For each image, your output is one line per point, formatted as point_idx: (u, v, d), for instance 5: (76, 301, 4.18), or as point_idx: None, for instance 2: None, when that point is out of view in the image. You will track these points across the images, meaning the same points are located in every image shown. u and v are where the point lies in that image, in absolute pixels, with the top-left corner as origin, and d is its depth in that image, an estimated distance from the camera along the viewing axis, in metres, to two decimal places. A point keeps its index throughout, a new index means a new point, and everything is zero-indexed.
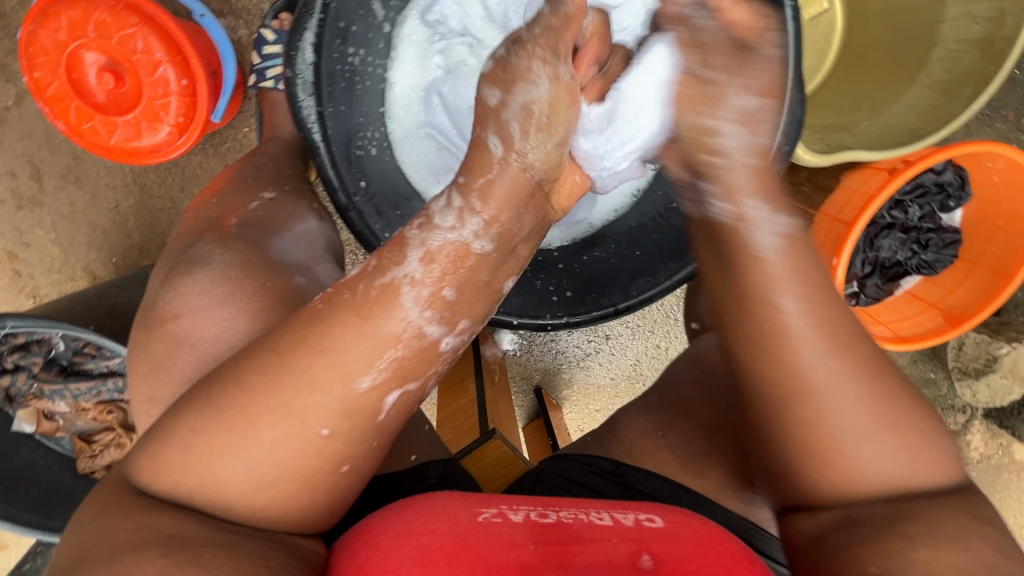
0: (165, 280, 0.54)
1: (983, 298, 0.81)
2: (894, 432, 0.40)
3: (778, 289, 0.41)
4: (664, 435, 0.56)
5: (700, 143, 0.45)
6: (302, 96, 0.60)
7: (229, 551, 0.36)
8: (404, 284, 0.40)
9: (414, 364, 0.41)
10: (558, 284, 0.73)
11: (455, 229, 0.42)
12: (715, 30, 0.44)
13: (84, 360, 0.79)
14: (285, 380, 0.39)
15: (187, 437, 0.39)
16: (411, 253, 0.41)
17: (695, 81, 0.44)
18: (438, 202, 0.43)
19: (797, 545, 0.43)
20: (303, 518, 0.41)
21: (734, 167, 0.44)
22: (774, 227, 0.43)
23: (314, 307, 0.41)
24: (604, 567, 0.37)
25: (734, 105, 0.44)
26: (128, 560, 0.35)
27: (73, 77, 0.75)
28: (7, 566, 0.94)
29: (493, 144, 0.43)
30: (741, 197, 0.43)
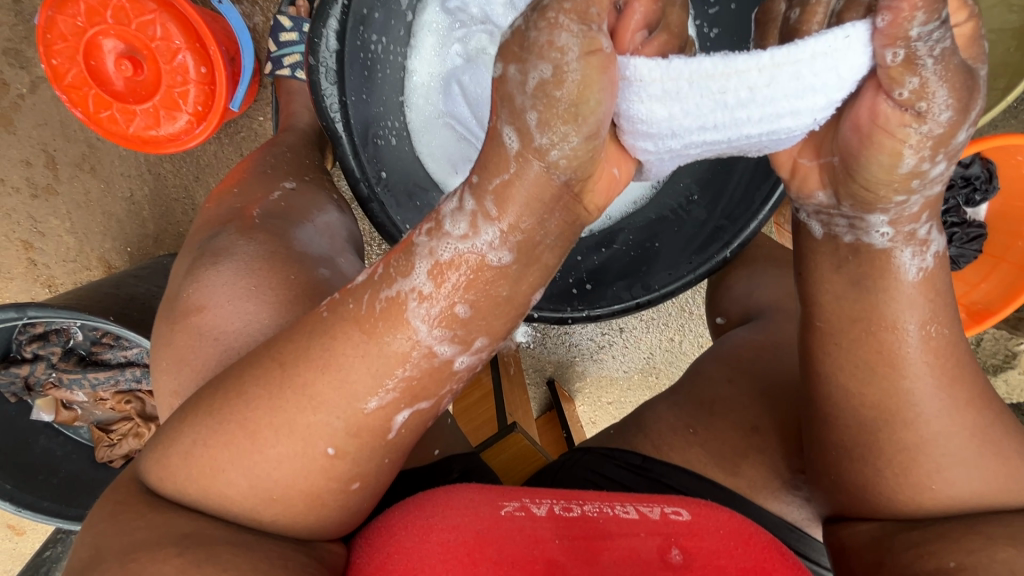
0: (187, 272, 0.54)
1: (1007, 293, 0.80)
2: (971, 453, 0.41)
3: (906, 314, 0.40)
4: (694, 432, 0.55)
5: (891, 173, 0.36)
6: (325, 85, 0.58)
7: (248, 549, 0.36)
8: (411, 299, 0.36)
9: (423, 385, 0.38)
10: (577, 278, 0.72)
11: (467, 237, 0.36)
12: (952, 55, 0.33)
13: (102, 350, 0.79)
14: (287, 397, 0.37)
15: (191, 446, 0.38)
16: (419, 264, 0.37)
17: (917, 94, 0.34)
18: (449, 203, 0.37)
19: (850, 550, 0.44)
20: (316, 522, 0.39)
21: (912, 202, 0.38)
22: (925, 262, 0.39)
23: (318, 316, 0.39)
24: (633, 563, 0.37)
25: (952, 134, 0.35)
26: (144, 558, 0.34)
27: (91, 65, 0.74)
28: (30, 550, 0.98)
29: (507, 138, 0.35)
30: (903, 227, 0.39)
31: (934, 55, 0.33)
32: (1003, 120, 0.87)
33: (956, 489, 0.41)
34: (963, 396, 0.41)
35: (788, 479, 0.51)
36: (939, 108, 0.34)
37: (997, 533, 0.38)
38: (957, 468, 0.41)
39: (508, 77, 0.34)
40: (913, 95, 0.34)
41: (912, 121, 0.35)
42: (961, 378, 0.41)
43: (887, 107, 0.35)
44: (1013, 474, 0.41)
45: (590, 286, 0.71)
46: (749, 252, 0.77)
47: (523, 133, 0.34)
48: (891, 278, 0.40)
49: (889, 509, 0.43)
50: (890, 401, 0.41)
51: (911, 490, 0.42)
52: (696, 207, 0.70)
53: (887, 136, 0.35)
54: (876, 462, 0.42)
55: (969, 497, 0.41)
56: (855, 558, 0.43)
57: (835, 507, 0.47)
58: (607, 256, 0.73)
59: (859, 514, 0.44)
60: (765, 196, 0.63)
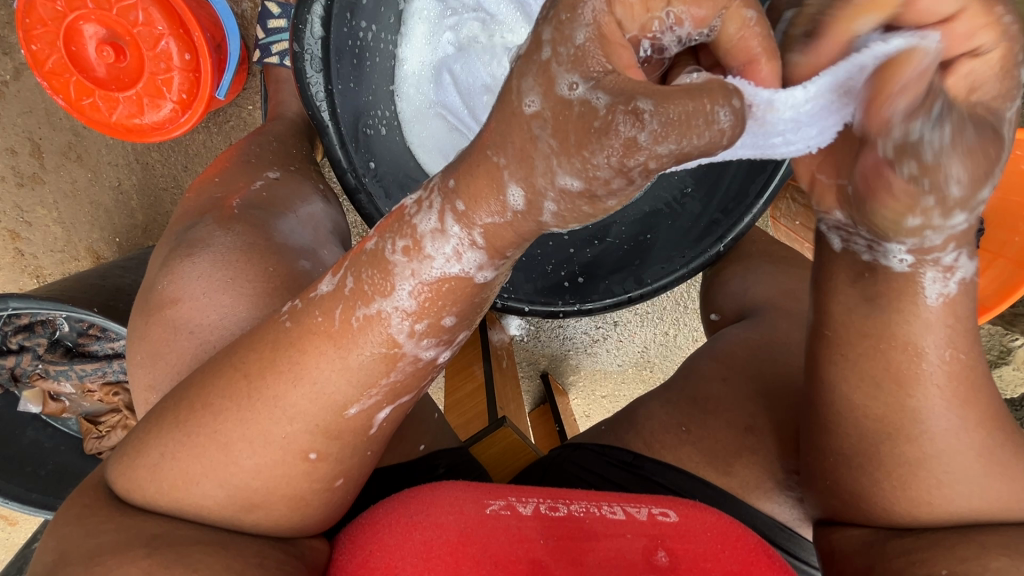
0: (164, 264, 0.53)
1: (1002, 289, 0.80)
2: (965, 459, 0.40)
3: (925, 335, 0.38)
4: (686, 431, 0.54)
5: (895, 224, 0.35)
6: (310, 73, 0.56)
7: (223, 548, 0.35)
8: (391, 315, 0.35)
9: (405, 383, 0.37)
10: (569, 270, 0.71)
11: (453, 261, 0.34)
12: (960, 132, 0.31)
13: (90, 342, 0.77)
14: (257, 408, 0.36)
15: (159, 458, 0.38)
16: (400, 283, 0.34)
17: (926, 169, 0.32)
18: (427, 222, 0.34)
19: (840, 554, 0.44)
20: (299, 522, 0.39)
21: (937, 237, 0.35)
22: (947, 289, 0.37)
23: (281, 325, 0.37)
24: (617, 564, 0.36)
25: (965, 196, 0.33)
26: (111, 561, 0.33)
27: (72, 50, 0.72)
28: (20, 541, 0.97)
29: (513, 197, 0.30)
30: (933, 255, 0.36)
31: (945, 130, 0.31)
32: None
33: (949, 496, 0.41)
34: (964, 403, 0.40)
35: (780, 479, 0.50)
36: (949, 182, 0.32)
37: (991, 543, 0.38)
38: (950, 473, 0.41)
39: (505, 110, 0.29)
40: (924, 171, 0.32)
41: (919, 191, 0.33)
42: (965, 384, 0.40)
43: (894, 176, 0.33)
44: (1006, 480, 0.41)
45: (581, 279, 0.70)
46: (744, 247, 0.77)
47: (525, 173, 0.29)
48: (907, 299, 0.38)
49: (881, 515, 0.43)
50: (885, 403, 0.40)
51: (903, 494, 0.41)
52: (690, 200, 0.69)
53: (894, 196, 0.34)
54: (875, 472, 0.42)
55: (961, 502, 0.41)
56: (846, 562, 0.43)
57: (827, 510, 0.46)
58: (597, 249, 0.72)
59: (853, 519, 0.44)
60: (760, 189, 0.63)
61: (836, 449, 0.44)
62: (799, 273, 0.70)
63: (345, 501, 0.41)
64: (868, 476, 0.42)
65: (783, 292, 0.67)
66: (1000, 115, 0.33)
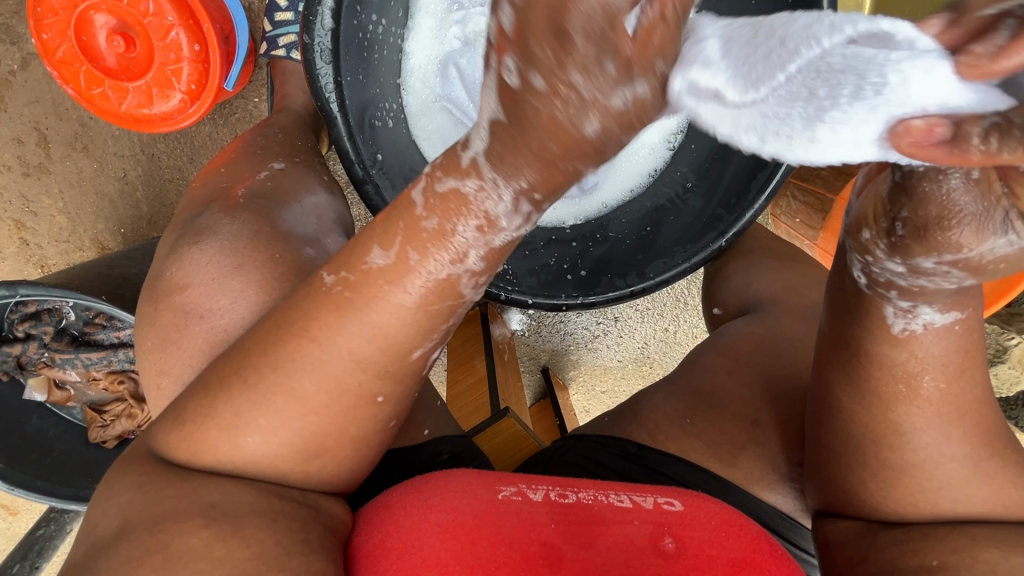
0: (171, 251, 0.54)
1: (999, 289, 0.81)
2: (949, 465, 0.41)
3: (923, 368, 0.39)
4: (691, 423, 0.55)
5: (857, 230, 0.36)
6: (320, 64, 0.57)
7: (272, 521, 0.36)
8: (460, 275, 0.36)
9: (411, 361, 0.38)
10: (573, 263, 0.71)
11: (522, 229, 0.36)
12: (944, 202, 0.31)
13: (95, 330, 0.78)
14: (296, 358, 0.37)
15: (190, 418, 0.39)
16: (470, 249, 0.36)
17: (900, 197, 0.33)
18: (502, 201, 0.34)
19: (835, 544, 0.45)
20: (324, 480, 0.40)
21: (885, 275, 0.36)
22: (911, 326, 0.38)
23: (331, 290, 0.37)
24: (625, 549, 0.37)
25: (925, 260, 0.34)
26: (174, 529, 0.34)
27: (83, 40, 0.73)
28: (22, 530, 0.98)
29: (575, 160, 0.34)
30: (926, 305, 0.37)
31: (942, 182, 0.31)
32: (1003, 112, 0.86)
33: (945, 488, 0.42)
34: (945, 419, 0.41)
35: (783, 471, 0.51)
36: (901, 228, 0.33)
37: (980, 536, 0.39)
38: (948, 467, 0.41)
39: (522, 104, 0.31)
40: (895, 197, 0.33)
41: (885, 218, 0.34)
42: (958, 401, 0.40)
43: (884, 189, 0.34)
44: (999, 474, 0.42)
45: (585, 273, 0.71)
46: (746, 244, 0.77)
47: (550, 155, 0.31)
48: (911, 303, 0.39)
49: (869, 509, 0.44)
50: (867, 407, 0.42)
51: (885, 494, 0.43)
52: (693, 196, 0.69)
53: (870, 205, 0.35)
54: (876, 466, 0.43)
55: (955, 497, 0.42)
56: (839, 552, 0.44)
57: (825, 501, 0.47)
58: (602, 245, 0.72)
59: (848, 511, 0.45)
60: (761, 185, 0.63)
61: (825, 441, 0.45)
62: (801, 270, 0.71)
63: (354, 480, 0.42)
64: (855, 474, 0.44)
65: (785, 289, 0.67)
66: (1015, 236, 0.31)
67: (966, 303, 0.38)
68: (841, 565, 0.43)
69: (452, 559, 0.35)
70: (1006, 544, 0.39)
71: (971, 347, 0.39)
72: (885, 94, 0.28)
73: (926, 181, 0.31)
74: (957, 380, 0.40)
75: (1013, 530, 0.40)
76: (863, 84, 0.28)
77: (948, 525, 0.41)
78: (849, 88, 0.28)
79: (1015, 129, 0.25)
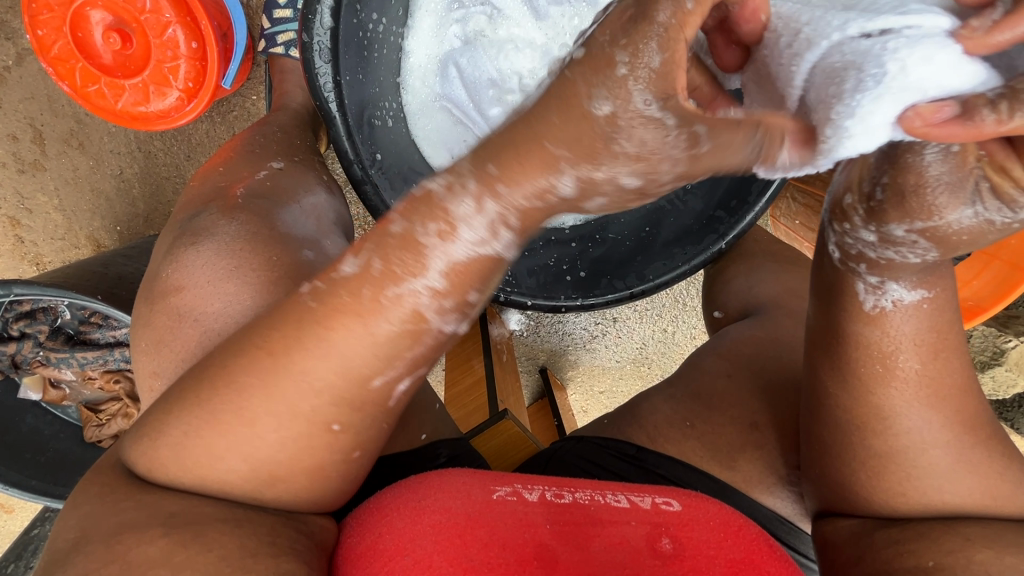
0: (168, 252, 0.53)
1: (997, 292, 0.82)
2: (935, 451, 0.42)
3: (900, 350, 0.41)
4: (691, 425, 0.55)
5: (840, 195, 0.39)
6: (319, 63, 0.56)
7: (236, 526, 0.35)
8: (417, 294, 0.34)
9: (410, 360, 0.36)
10: (571, 264, 0.71)
11: (484, 241, 0.33)
12: (924, 171, 0.34)
13: (90, 330, 0.77)
14: (282, 385, 0.36)
15: (173, 433, 0.38)
16: (432, 262, 0.34)
17: (885, 164, 0.36)
18: (464, 206, 0.33)
19: (831, 545, 0.44)
20: (312, 497, 0.39)
21: (858, 243, 0.39)
22: (882, 302, 0.40)
23: (303, 305, 0.36)
24: (622, 549, 0.37)
25: (903, 233, 0.37)
26: (130, 540, 0.34)
27: (78, 36, 0.72)
28: (17, 529, 0.97)
29: (563, 188, 0.31)
30: (895, 280, 0.39)
31: (923, 154, 0.34)
32: None
33: (939, 487, 0.42)
34: (929, 397, 0.42)
35: (782, 475, 0.51)
36: (879, 193, 0.36)
37: (975, 535, 0.39)
38: (933, 461, 0.42)
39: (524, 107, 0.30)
40: (882, 164, 0.36)
41: (869, 183, 0.37)
42: (936, 380, 0.41)
43: (870, 159, 0.37)
44: (991, 475, 0.42)
45: (583, 274, 0.70)
46: (746, 246, 0.77)
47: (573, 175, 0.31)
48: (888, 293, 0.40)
49: (865, 504, 0.44)
50: (854, 393, 0.43)
51: (877, 483, 0.43)
52: (692, 197, 0.69)
53: (854, 173, 0.38)
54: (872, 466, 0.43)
55: (946, 494, 0.42)
56: (836, 553, 0.44)
57: (823, 502, 0.47)
58: (602, 247, 0.72)
59: (845, 511, 0.45)
60: (761, 188, 0.64)
61: (817, 433, 0.46)
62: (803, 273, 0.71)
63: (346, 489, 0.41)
64: (846, 466, 0.44)
65: (787, 292, 0.67)
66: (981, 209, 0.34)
67: (933, 283, 0.40)
68: (838, 566, 0.43)
69: (444, 560, 0.34)
70: (997, 544, 0.38)
71: (942, 326, 0.41)
72: (887, 80, 0.32)
73: (908, 152, 0.34)
74: (933, 360, 0.41)
75: (1006, 529, 0.40)
76: (864, 75, 0.33)
77: (940, 521, 0.42)
78: (851, 83, 0.33)
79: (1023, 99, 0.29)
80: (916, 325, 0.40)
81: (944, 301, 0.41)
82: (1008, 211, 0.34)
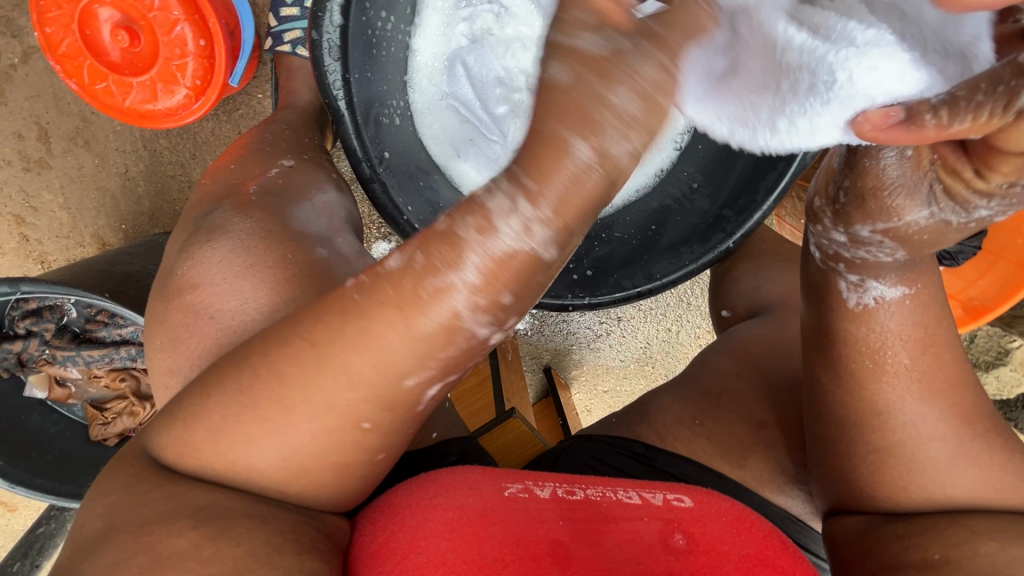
0: (182, 249, 0.53)
1: (1003, 291, 0.82)
2: (941, 450, 0.42)
3: (890, 348, 0.41)
4: (701, 424, 0.55)
5: (813, 199, 0.41)
6: (328, 61, 0.56)
7: (263, 523, 0.35)
8: (453, 291, 0.31)
9: (437, 363, 0.34)
10: (579, 262, 0.71)
11: (517, 238, 0.30)
12: (880, 174, 0.36)
13: (96, 328, 0.77)
14: (324, 375, 0.34)
15: (182, 428, 0.38)
16: (468, 256, 0.31)
17: (845, 168, 0.38)
18: (501, 201, 0.30)
19: (840, 542, 0.44)
20: (331, 492, 0.38)
21: (831, 245, 0.40)
22: (865, 300, 0.40)
23: (348, 297, 0.34)
24: (635, 545, 0.37)
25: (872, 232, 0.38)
26: (159, 532, 0.34)
27: (86, 34, 0.72)
28: (21, 527, 0.97)
29: (581, 154, 0.29)
30: (876, 278, 0.40)
31: (878, 158, 0.36)
32: None
33: (950, 484, 0.42)
34: (922, 391, 0.41)
35: (791, 473, 0.51)
36: (842, 195, 0.38)
37: (981, 527, 0.39)
38: (935, 457, 0.42)
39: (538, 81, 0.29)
40: (844, 169, 0.38)
41: (834, 186, 0.39)
42: (928, 374, 0.41)
43: (835, 162, 0.39)
44: (1002, 471, 0.42)
45: (591, 273, 0.70)
46: (754, 245, 0.77)
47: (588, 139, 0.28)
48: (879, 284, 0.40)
49: (869, 500, 0.44)
50: (857, 393, 0.43)
51: (876, 477, 0.43)
52: (700, 197, 0.70)
53: (822, 180, 0.40)
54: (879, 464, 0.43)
55: (956, 491, 0.42)
56: (845, 549, 0.44)
57: (831, 499, 0.47)
58: (606, 246, 0.72)
59: (852, 507, 0.45)
60: (770, 186, 0.63)
61: (821, 431, 0.46)
62: None
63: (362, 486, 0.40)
64: (852, 464, 0.44)
65: (795, 291, 0.67)
66: (936, 208, 0.36)
67: (914, 280, 0.40)
68: (848, 562, 0.43)
69: (458, 558, 0.34)
70: (1004, 536, 0.39)
71: (928, 322, 0.41)
72: (836, 89, 0.35)
73: (866, 156, 0.36)
74: (922, 355, 0.41)
75: (1013, 521, 0.40)
76: (815, 79, 0.36)
77: (943, 516, 0.41)
78: (803, 81, 0.36)
79: (961, 101, 0.30)
80: (900, 322, 0.41)
81: (926, 298, 0.41)
82: (963, 212, 0.36)
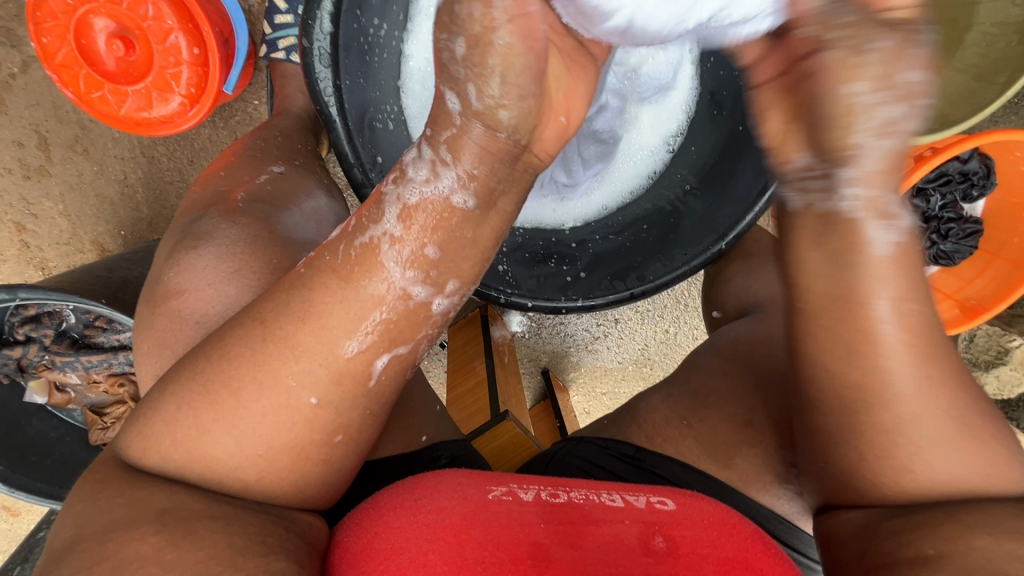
0: (170, 255, 0.54)
1: (1001, 290, 0.81)
2: None
3: (879, 290, 0.37)
4: (688, 424, 0.55)
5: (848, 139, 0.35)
6: (319, 68, 0.57)
7: (226, 525, 0.35)
8: (383, 241, 0.38)
9: (402, 327, 0.39)
10: (570, 265, 0.71)
11: (430, 182, 0.39)
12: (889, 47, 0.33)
13: (95, 333, 0.78)
14: (268, 350, 0.37)
15: (176, 411, 0.38)
16: (388, 209, 0.39)
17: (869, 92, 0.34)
18: (420, 172, 0.39)
19: (836, 541, 0.43)
20: (301, 492, 0.39)
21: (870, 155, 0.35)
22: (893, 235, 0.36)
23: (296, 274, 0.39)
24: (616, 548, 0.37)
25: (838, 142, 0.35)
26: (123, 537, 0.34)
27: (81, 44, 0.73)
28: (25, 531, 0.98)
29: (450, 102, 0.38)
30: (892, 193, 0.36)
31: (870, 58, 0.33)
32: (1003, 116, 0.86)
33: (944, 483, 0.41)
34: None
35: (779, 473, 0.51)
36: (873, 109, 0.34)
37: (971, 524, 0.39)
38: (937, 450, 0.39)
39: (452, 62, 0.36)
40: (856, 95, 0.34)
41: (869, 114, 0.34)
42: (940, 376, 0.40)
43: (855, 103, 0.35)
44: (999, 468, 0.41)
45: (583, 275, 0.70)
46: (745, 245, 0.77)
47: (462, 98, 0.37)
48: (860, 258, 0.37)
49: (872, 493, 0.41)
50: None
51: None
52: (693, 199, 0.69)
53: (774, 122, 0.39)
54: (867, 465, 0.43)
55: None
56: (843, 547, 0.42)
57: (826, 496, 0.45)
58: (600, 248, 0.72)
59: (849, 502, 0.43)
60: (760, 188, 0.63)
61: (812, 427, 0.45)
62: None
63: (338, 485, 0.41)
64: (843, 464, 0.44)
65: None
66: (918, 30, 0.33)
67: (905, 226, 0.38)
68: (845, 564, 0.41)
69: (439, 558, 0.35)
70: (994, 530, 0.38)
71: None
72: None
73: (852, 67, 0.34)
74: None
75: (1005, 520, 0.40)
76: None
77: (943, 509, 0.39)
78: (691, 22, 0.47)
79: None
80: (901, 263, 0.37)
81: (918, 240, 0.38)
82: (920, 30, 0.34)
